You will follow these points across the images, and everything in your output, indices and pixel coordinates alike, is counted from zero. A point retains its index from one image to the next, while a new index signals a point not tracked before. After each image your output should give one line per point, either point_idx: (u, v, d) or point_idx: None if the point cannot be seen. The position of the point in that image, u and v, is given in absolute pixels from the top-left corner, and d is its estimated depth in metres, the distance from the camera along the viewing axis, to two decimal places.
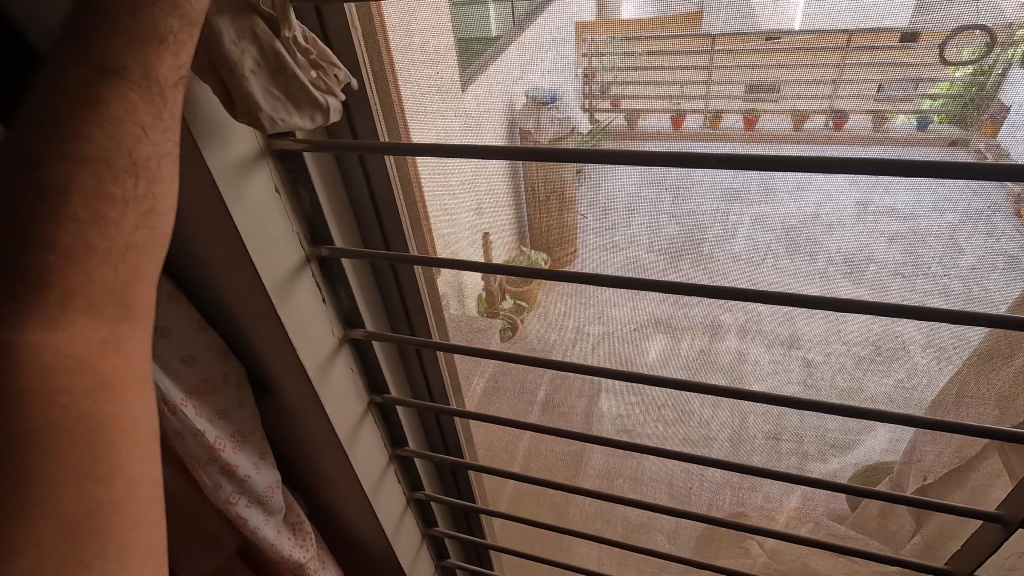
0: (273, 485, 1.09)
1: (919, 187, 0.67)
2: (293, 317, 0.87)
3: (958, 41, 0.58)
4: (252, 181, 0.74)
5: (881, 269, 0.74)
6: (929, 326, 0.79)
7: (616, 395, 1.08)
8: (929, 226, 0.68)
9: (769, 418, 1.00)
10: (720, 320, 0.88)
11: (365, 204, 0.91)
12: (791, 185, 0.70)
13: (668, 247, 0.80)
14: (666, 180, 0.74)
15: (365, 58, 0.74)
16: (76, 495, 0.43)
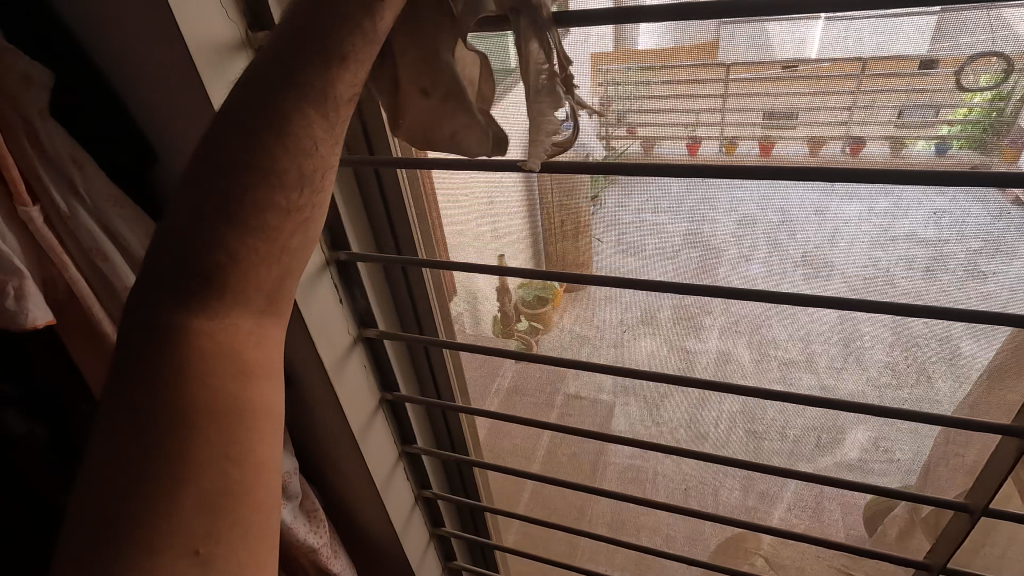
0: (291, 471, 1.08)
1: (937, 211, 0.66)
2: (312, 318, 0.89)
3: (975, 67, 0.58)
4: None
5: (900, 294, 0.73)
6: (952, 352, 0.78)
7: (630, 408, 1.06)
8: (947, 245, 0.67)
9: (786, 436, 0.97)
10: (739, 334, 0.85)
11: (379, 214, 0.91)
12: (810, 211, 0.70)
13: (685, 265, 0.79)
14: (685, 205, 0.74)
15: None
16: (214, 471, 0.41)
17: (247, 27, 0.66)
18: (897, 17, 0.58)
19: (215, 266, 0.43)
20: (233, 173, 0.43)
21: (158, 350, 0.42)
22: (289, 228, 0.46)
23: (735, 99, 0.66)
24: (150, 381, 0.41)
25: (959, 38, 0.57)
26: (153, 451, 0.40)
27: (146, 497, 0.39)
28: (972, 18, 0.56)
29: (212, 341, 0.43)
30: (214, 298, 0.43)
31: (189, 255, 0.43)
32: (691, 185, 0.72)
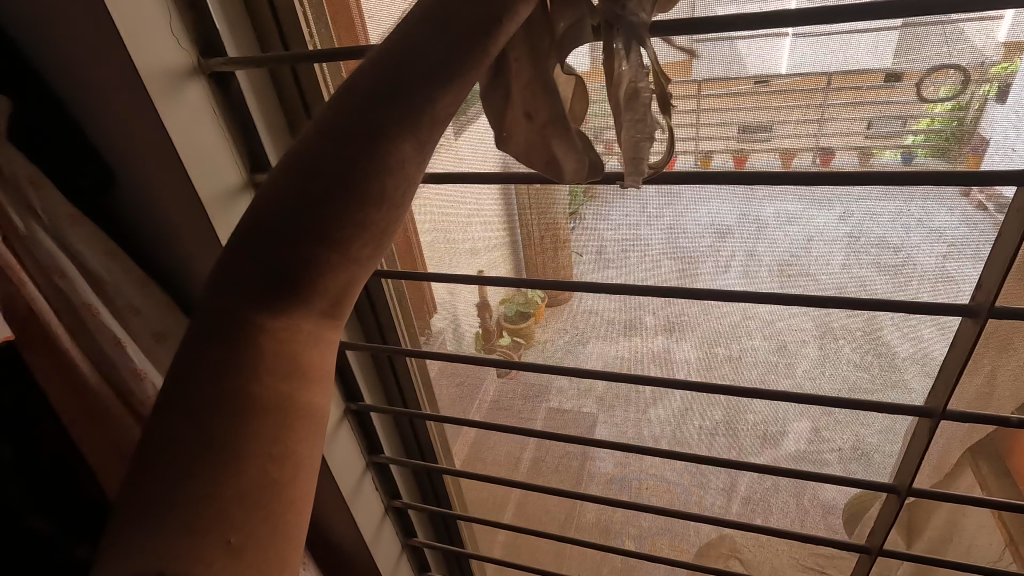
0: None
1: (904, 216, 0.68)
2: None
3: (934, 78, 0.60)
4: (230, 203, 0.73)
5: (870, 291, 0.73)
6: (921, 354, 0.78)
7: (613, 416, 1.05)
8: (911, 246, 0.69)
9: (774, 440, 0.96)
10: (715, 339, 0.86)
11: None
12: (781, 220, 0.71)
13: (664, 273, 0.79)
14: (663, 218, 0.75)
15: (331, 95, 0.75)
16: (246, 475, 0.35)
17: (199, 54, 0.66)
18: (863, 33, 0.59)
19: (294, 261, 0.37)
20: (320, 153, 0.37)
21: (222, 342, 0.37)
22: (368, 223, 0.38)
23: (711, 114, 0.67)
24: (212, 370, 0.37)
25: (922, 56, 0.59)
26: (194, 443, 0.35)
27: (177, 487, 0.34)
28: (934, 36, 0.58)
29: (273, 344, 0.38)
30: (287, 300, 0.38)
31: (271, 247, 0.37)
32: (664, 195, 0.73)
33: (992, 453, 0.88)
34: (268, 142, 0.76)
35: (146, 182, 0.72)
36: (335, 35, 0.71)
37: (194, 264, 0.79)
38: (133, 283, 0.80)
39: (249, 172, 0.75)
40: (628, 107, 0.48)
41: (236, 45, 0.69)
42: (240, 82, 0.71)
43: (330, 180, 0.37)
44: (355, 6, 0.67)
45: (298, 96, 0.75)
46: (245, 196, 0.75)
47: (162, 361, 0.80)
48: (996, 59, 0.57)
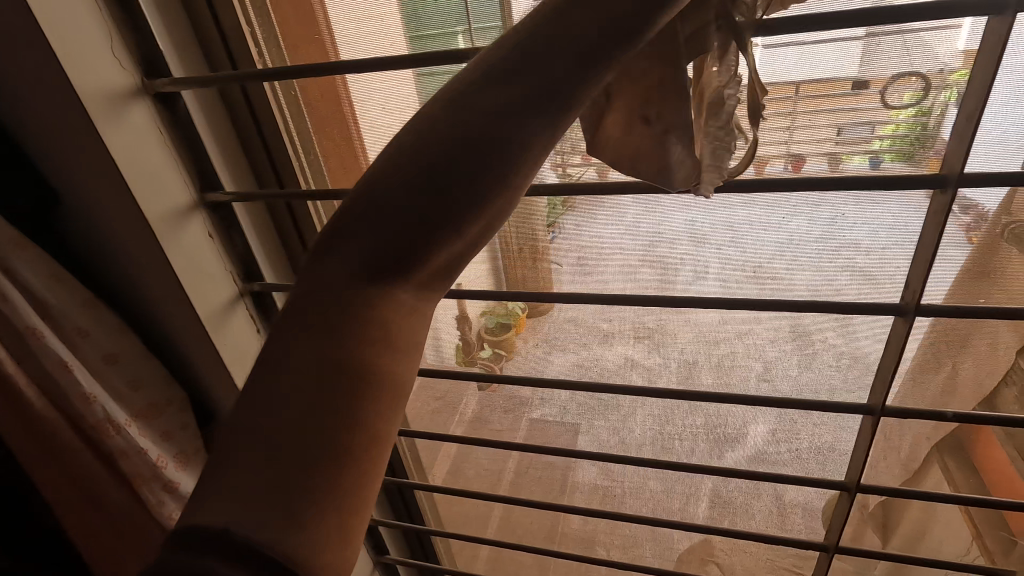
0: None
1: (878, 222, 0.68)
2: (226, 350, 0.81)
3: (897, 85, 0.61)
4: (179, 223, 0.71)
5: (844, 292, 0.73)
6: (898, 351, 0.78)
7: (594, 424, 1.04)
8: (882, 251, 0.69)
9: (736, 439, 0.96)
10: (694, 346, 0.86)
11: (296, 247, 0.86)
12: (757, 226, 0.72)
13: (644, 282, 0.78)
14: (642, 226, 0.74)
15: (283, 111, 0.74)
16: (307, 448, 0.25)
17: (143, 74, 0.65)
18: (828, 43, 0.61)
19: (415, 239, 0.29)
20: (461, 115, 0.29)
21: (325, 306, 0.29)
22: (500, 202, 0.31)
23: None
24: (303, 336, 0.28)
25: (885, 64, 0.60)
26: (274, 409, 0.26)
27: (243, 457, 0.25)
28: (896, 45, 0.60)
29: (377, 314, 0.29)
30: (397, 282, 0.30)
31: (388, 215, 0.29)
32: (639, 205, 0.73)
33: (955, 447, 0.88)
34: (220, 162, 0.74)
35: (89, 201, 0.68)
36: (286, 52, 0.69)
37: (145, 286, 0.75)
38: (82, 305, 0.74)
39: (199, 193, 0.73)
40: (711, 116, 0.46)
41: (182, 64, 0.68)
42: (187, 102, 0.69)
43: (471, 150, 0.29)
44: (321, 11, 0.65)
45: (250, 114, 0.74)
46: (196, 216, 0.73)
47: (111, 381, 0.77)
48: (955, 66, 0.58)
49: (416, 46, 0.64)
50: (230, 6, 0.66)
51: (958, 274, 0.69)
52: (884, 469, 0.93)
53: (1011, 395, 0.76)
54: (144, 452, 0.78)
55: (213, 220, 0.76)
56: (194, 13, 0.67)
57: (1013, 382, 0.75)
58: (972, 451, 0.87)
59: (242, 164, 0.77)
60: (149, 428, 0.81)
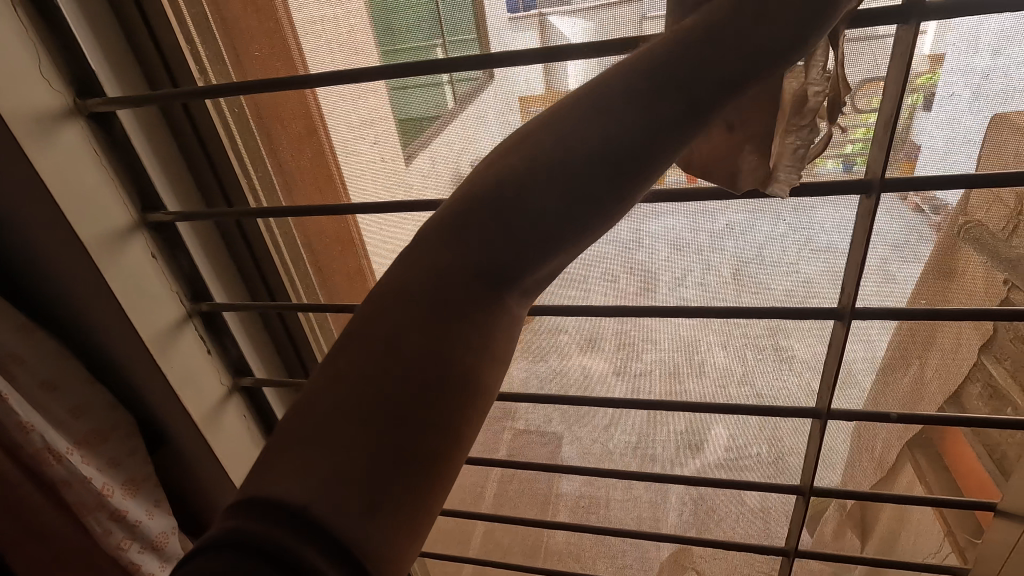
0: (169, 531, 0.86)
1: (850, 226, 0.65)
2: (175, 374, 0.77)
3: (866, 90, 0.56)
4: (120, 246, 0.68)
5: (820, 292, 0.70)
6: (873, 355, 0.76)
7: (577, 433, 0.99)
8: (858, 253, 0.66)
9: (697, 445, 0.93)
10: (678, 359, 0.80)
11: (248, 265, 0.82)
12: (734, 230, 0.67)
13: (621, 292, 0.74)
14: (621, 235, 0.70)
15: (228, 123, 0.71)
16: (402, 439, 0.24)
17: (74, 96, 0.62)
18: None
19: (541, 245, 0.27)
20: (614, 120, 0.27)
21: (437, 297, 0.27)
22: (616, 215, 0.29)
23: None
24: (410, 324, 0.26)
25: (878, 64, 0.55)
26: (368, 397, 0.24)
27: (329, 443, 0.23)
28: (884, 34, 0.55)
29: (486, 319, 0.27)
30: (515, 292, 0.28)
31: (519, 214, 0.27)
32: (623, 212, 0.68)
33: (926, 445, 0.88)
34: (163, 183, 0.71)
35: (21, 223, 0.64)
36: (227, 64, 0.66)
37: (86, 312, 0.71)
38: (15, 332, 0.69)
39: (140, 212, 0.70)
40: (794, 112, 0.44)
41: (118, 80, 0.65)
42: (125, 122, 0.66)
43: (626, 150, 0.27)
44: (287, 21, 0.62)
45: (193, 133, 0.71)
46: (137, 236, 0.70)
47: (52, 410, 0.72)
48: (922, 69, 0.55)
49: (387, 58, 0.62)
50: (167, 23, 0.63)
51: (924, 274, 0.66)
52: (869, 465, 0.91)
53: (975, 392, 0.76)
54: (88, 481, 0.73)
55: (156, 242, 0.73)
56: (130, 30, 0.65)
57: (976, 380, 0.76)
58: (939, 447, 0.88)
59: (185, 182, 0.74)
60: (94, 457, 0.76)
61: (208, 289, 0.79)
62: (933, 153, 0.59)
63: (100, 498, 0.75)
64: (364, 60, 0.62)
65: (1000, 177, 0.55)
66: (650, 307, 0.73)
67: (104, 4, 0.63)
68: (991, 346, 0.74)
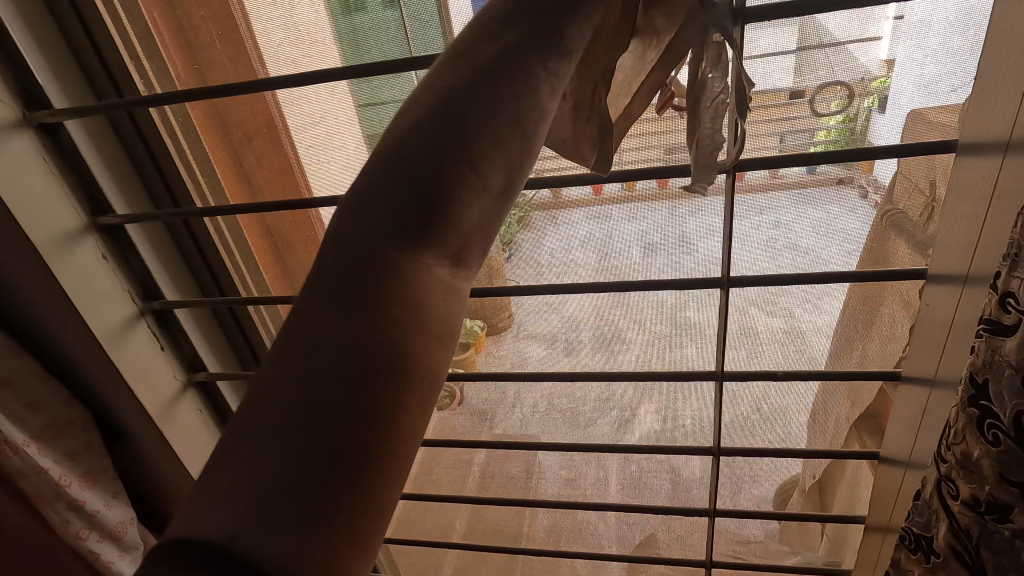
0: (129, 520, 0.82)
1: (789, 197, 0.60)
2: (128, 367, 0.73)
3: (823, 95, 0.55)
4: (69, 247, 0.65)
5: (773, 262, 0.64)
6: (823, 329, 0.68)
7: (546, 415, 0.88)
8: (799, 228, 0.61)
9: (624, 420, 0.84)
10: (651, 364, 0.75)
11: (200, 268, 0.79)
12: (701, 231, 0.64)
13: (595, 287, 0.70)
14: (593, 240, 0.67)
15: (177, 128, 0.69)
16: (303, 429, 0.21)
17: (22, 106, 0.60)
18: (783, 55, 0.54)
19: (438, 203, 0.27)
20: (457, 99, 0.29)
21: (341, 277, 0.25)
22: (508, 168, 0.30)
23: (634, 127, 0.60)
24: (323, 311, 0.24)
25: (834, 72, 0.54)
26: (282, 399, 0.21)
27: (245, 468, 0.20)
28: (847, 20, 0.52)
29: (403, 280, 0.26)
30: (426, 237, 0.27)
31: (408, 179, 0.27)
32: (590, 217, 0.66)
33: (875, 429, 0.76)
34: (110, 187, 0.69)
35: None
36: (172, 73, 0.65)
37: (35, 309, 0.67)
38: None
39: (88, 215, 0.67)
40: (710, 116, 0.43)
41: (61, 78, 0.63)
42: (73, 133, 0.64)
43: (467, 115, 0.29)
44: (252, 44, 0.61)
45: (141, 142, 0.69)
46: (87, 238, 0.67)
47: (6, 405, 0.67)
48: (877, 73, 0.53)
49: (350, 59, 0.60)
50: (108, 36, 0.62)
51: (867, 237, 0.60)
52: (824, 439, 0.78)
53: None
54: (43, 472, 0.70)
55: (106, 243, 0.70)
56: (67, 33, 0.62)
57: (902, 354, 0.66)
58: None
59: (137, 184, 0.71)
60: (49, 450, 0.71)
61: (158, 288, 0.75)
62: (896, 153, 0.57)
63: (55, 489, 0.72)
64: (297, 65, 0.61)
65: (929, 147, 0.53)
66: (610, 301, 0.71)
67: (43, 9, 0.60)
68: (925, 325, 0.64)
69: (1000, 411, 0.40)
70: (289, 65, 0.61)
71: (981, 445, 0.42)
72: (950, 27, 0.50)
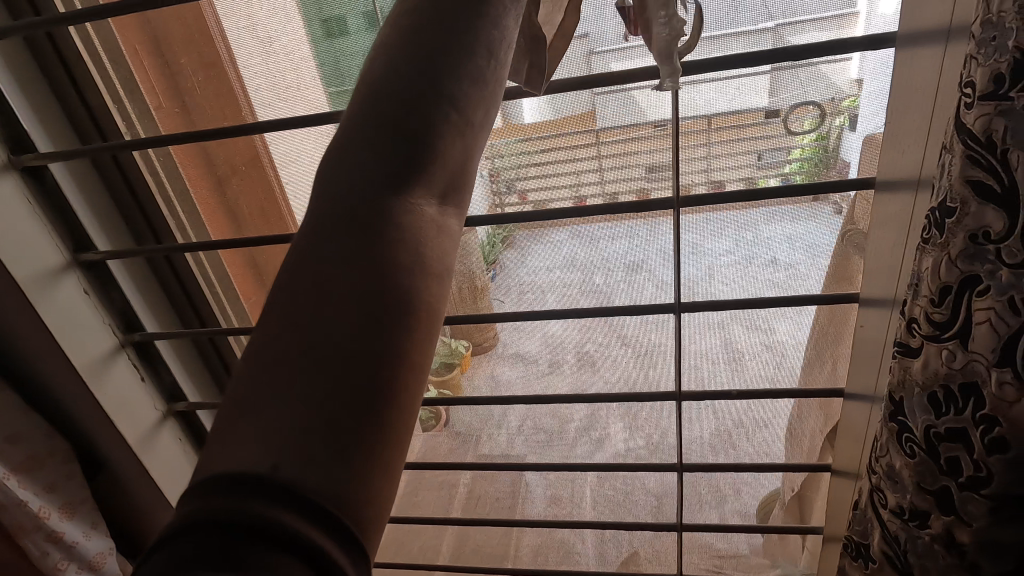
0: (107, 551, 0.78)
1: (771, 217, 0.62)
2: (107, 401, 0.73)
3: (797, 114, 0.57)
4: (52, 285, 0.65)
5: (751, 282, 0.65)
6: (797, 341, 0.70)
7: (528, 436, 0.87)
8: (778, 251, 0.63)
9: (598, 440, 0.84)
10: (632, 379, 0.76)
11: (181, 300, 0.79)
12: (684, 248, 0.65)
13: (579, 309, 0.70)
14: (578, 259, 0.68)
15: (156, 161, 0.69)
16: (301, 393, 0.18)
17: (8, 151, 0.61)
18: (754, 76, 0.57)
19: (428, 126, 0.22)
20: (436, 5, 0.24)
21: (342, 210, 0.21)
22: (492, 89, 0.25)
23: (610, 148, 0.62)
24: (332, 244, 0.21)
25: (805, 92, 0.56)
26: (271, 363, 0.19)
27: (264, 424, 0.18)
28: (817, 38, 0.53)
29: (384, 223, 0.21)
30: (422, 157, 0.22)
31: (393, 98, 0.22)
32: (573, 236, 0.67)
33: None
34: (92, 223, 0.69)
35: None
36: (150, 105, 0.65)
37: (16, 343, 0.66)
38: None
39: (72, 252, 0.67)
40: None
41: (45, 116, 0.63)
42: (58, 175, 0.64)
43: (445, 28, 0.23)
44: (241, 88, 0.62)
45: (122, 178, 0.69)
46: (70, 275, 0.67)
47: None
48: (847, 93, 0.55)
49: (332, 86, 0.61)
50: (90, 76, 0.63)
51: (831, 263, 0.63)
52: (800, 452, 0.79)
53: None
54: (24, 504, 0.68)
55: (88, 279, 0.70)
56: (49, 73, 0.62)
57: None
58: None
59: (119, 220, 0.71)
60: (28, 480, 0.69)
61: (139, 320, 0.75)
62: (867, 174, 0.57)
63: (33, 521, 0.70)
64: (277, 111, 0.63)
65: None
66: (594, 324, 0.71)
67: (26, 53, 0.61)
68: None
69: (913, 424, 0.35)
70: (268, 111, 0.63)
71: (901, 457, 0.37)
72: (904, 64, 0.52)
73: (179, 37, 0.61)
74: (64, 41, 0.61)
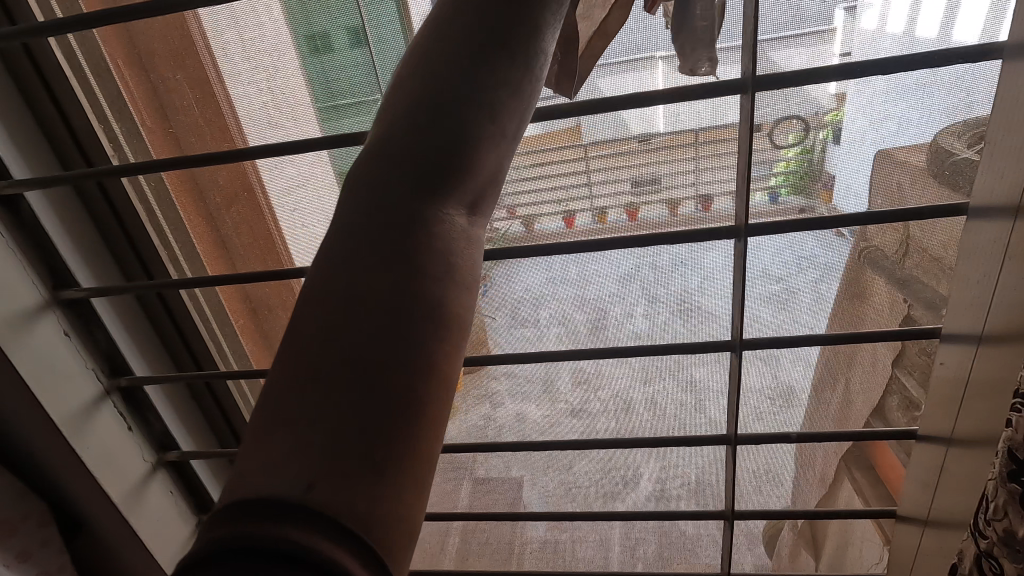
0: None
1: (786, 243, 0.62)
2: (90, 454, 0.68)
3: (781, 129, 0.56)
4: (27, 327, 0.62)
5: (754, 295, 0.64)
6: (806, 360, 0.69)
7: (542, 478, 0.86)
8: (795, 282, 0.63)
9: (628, 481, 0.82)
10: (629, 397, 0.74)
11: (174, 341, 0.76)
12: (679, 259, 0.64)
13: (579, 330, 0.69)
14: (567, 274, 0.67)
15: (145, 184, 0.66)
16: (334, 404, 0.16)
17: None
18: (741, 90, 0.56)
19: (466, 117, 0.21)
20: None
21: (372, 207, 0.19)
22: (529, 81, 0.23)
23: (603, 158, 0.61)
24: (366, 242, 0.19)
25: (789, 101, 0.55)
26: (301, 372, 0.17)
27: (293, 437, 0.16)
28: (795, 56, 0.53)
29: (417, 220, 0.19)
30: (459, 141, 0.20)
31: (430, 85, 0.20)
32: (579, 258, 0.65)
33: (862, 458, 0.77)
34: (74, 258, 0.66)
35: None
36: (136, 118, 0.62)
37: None
38: None
39: (50, 291, 0.65)
40: None
41: (24, 142, 0.61)
42: (36, 205, 0.62)
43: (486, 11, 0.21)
44: (229, 108, 0.60)
45: (109, 210, 0.67)
46: (47, 316, 0.64)
47: None
48: (829, 107, 0.55)
49: (320, 101, 0.59)
50: (75, 99, 0.60)
51: (840, 293, 0.62)
52: (812, 475, 0.78)
53: (893, 404, 0.68)
54: None
55: (67, 319, 0.67)
56: (29, 95, 0.60)
57: (896, 393, 0.68)
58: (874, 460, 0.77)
59: (103, 254, 0.69)
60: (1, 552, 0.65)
61: (127, 363, 0.72)
62: (849, 181, 0.57)
63: None
64: (284, 133, 0.60)
65: (916, 213, 0.55)
66: (594, 350, 0.70)
67: (5, 79, 0.59)
68: (902, 359, 0.66)
69: None
70: (269, 131, 0.61)
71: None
72: (891, 78, 0.53)
73: (172, 52, 0.59)
74: (45, 58, 0.59)
